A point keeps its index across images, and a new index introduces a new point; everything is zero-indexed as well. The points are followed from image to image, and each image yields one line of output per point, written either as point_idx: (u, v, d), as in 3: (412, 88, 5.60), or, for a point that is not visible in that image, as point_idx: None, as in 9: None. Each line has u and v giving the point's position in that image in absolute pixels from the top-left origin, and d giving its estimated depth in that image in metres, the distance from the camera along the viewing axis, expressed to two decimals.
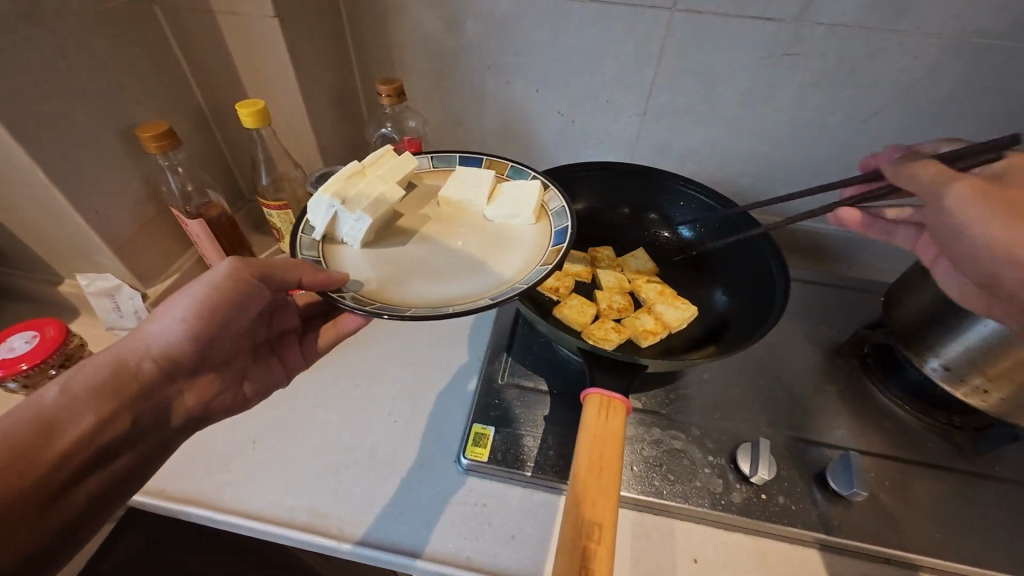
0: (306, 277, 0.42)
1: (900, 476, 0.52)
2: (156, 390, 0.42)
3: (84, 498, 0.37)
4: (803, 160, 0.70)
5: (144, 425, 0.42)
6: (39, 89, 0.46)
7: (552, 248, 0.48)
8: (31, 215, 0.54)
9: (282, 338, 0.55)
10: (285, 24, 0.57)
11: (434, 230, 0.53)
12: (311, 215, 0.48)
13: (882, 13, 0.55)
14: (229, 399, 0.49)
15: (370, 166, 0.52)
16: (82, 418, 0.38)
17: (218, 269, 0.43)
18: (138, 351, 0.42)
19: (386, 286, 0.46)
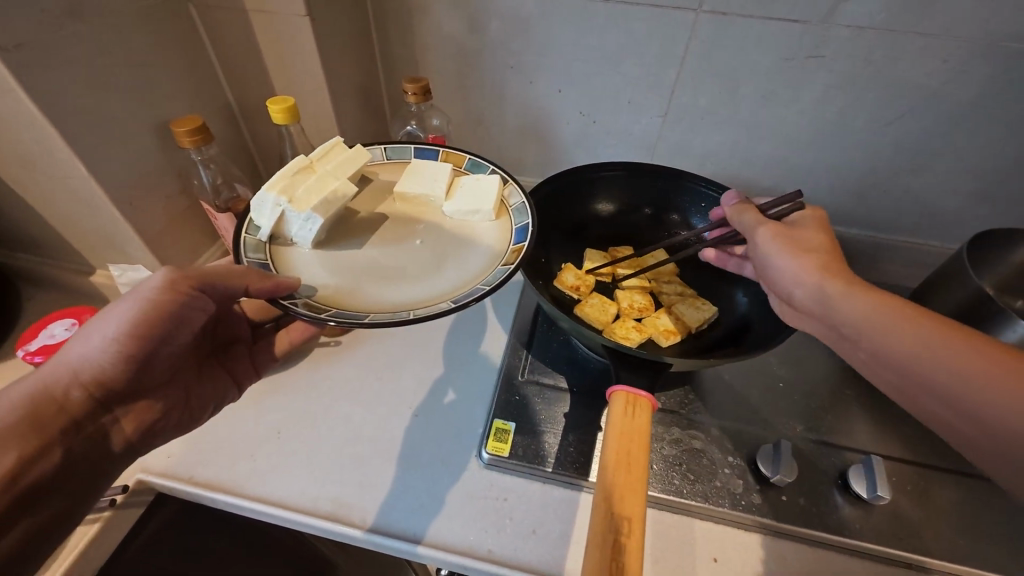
0: (253, 283, 0.42)
1: (921, 481, 0.52)
2: (89, 418, 0.42)
3: (17, 537, 0.38)
4: (825, 162, 0.70)
5: (77, 457, 0.41)
6: (80, 84, 0.47)
7: (513, 247, 0.50)
8: (68, 207, 0.55)
9: (228, 347, 0.56)
10: (315, 22, 0.58)
11: (390, 227, 0.54)
12: (254, 215, 0.49)
13: (910, 16, 0.55)
14: (178, 420, 0.48)
15: (318, 161, 0.52)
16: (5, 457, 0.37)
17: (150, 282, 0.44)
18: (65, 378, 0.41)
19: (344, 288, 0.47)
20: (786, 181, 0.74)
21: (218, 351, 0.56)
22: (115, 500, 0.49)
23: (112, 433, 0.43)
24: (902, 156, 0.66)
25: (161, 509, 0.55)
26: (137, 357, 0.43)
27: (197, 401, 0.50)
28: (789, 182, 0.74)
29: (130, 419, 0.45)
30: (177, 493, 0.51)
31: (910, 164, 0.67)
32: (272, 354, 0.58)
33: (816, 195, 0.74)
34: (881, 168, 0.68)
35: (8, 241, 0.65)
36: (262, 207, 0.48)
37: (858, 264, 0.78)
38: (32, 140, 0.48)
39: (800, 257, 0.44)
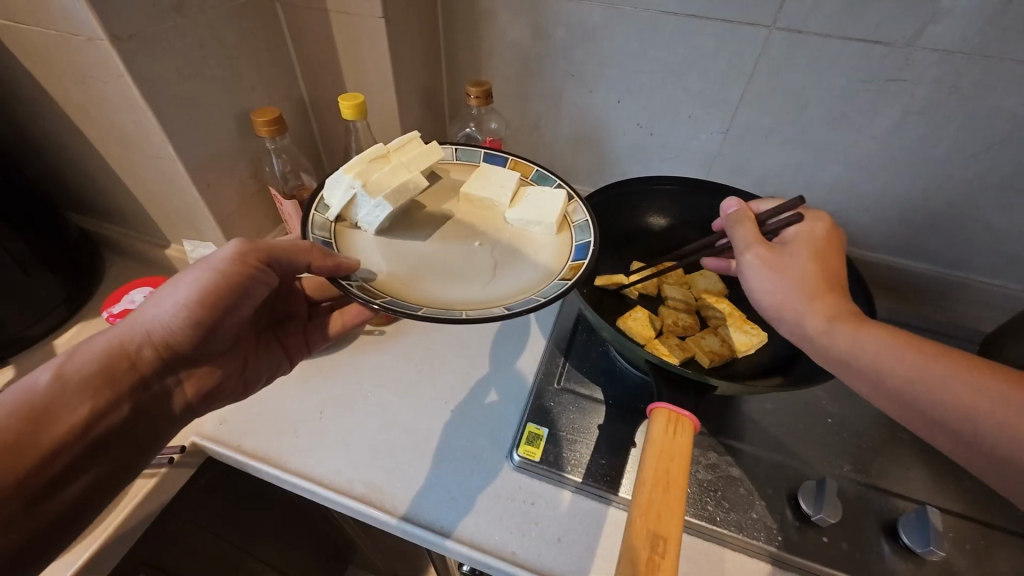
0: (314, 261, 0.44)
1: (982, 541, 0.48)
2: (154, 378, 0.45)
3: (82, 485, 0.40)
4: (896, 192, 0.66)
5: (141, 414, 0.44)
6: (177, 73, 0.51)
7: (572, 264, 0.50)
8: (155, 185, 0.60)
9: (287, 322, 0.60)
10: (390, 24, 0.61)
11: (453, 227, 0.56)
12: (326, 195, 0.51)
13: (1008, 42, 0.51)
14: (233, 386, 0.52)
15: (393, 153, 0.55)
16: (78, 407, 0.40)
17: (222, 252, 0.46)
18: (138, 337, 0.44)
19: (398, 277, 0.49)
20: (851, 208, 0.70)
21: (276, 326, 0.59)
22: (172, 459, 0.53)
23: (176, 394, 0.47)
24: (988, 190, 0.62)
25: (210, 473, 0.59)
26: (204, 324, 0.46)
27: (252, 371, 0.54)
28: (853, 210, 0.70)
29: (191, 383, 0.48)
30: (226, 459, 0.55)
31: (994, 199, 0.62)
32: (324, 331, 0.61)
33: (883, 226, 0.70)
34: (958, 203, 0.64)
35: (99, 212, 0.71)
36: (337, 186, 0.51)
37: (923, 302, 0.74)
38: (132, 121, 0.52)
39: (790, 287, 0.41)
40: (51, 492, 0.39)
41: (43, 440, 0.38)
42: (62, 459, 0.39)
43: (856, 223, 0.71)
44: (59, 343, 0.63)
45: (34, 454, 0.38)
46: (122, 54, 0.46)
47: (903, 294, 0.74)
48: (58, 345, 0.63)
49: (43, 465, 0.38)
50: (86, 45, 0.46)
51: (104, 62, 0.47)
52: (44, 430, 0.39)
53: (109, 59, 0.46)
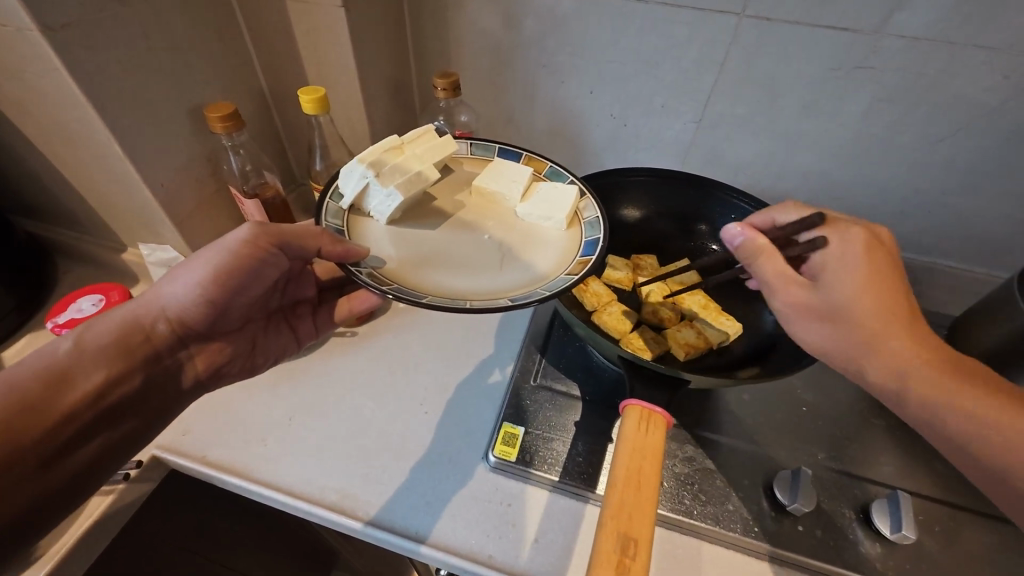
0: (325, 246, 0.43)
1: (949, 522, 0.49)
2: (167, 352, 0.46)
3: (88, 456, 0.40)
4: (865, 180, 0.67)
5: (152, 387, 0.45)
6: (120, 66, 0.48)
7: (580, 258, 0.48)
8: (104, 186, 0.57)
9: (295, 308, 0.58)
10: (351, 13, 0.59)
11: (463, 219, 0.54)
12: (340, 183, 0.50)
13: (969, 28, 0.51)
14: (242, 365, 0.53)
15: (407, 144, 0.54)
16: (92, 376, 0.41)
17: (235, 234, 0.46)
18: (153, 311, 0.45)
19: (407, 266, 0.48)
20: (822, 196, 0.71)
21: (286, 310, 0.58)
22: (129, 474, 0.51)
23: (188, 369, 0.48)
24: (952, 176, 0.63)
25: (173, 485, 0.56)
26: (216, 303, 0.47)
27: (261, 351, 0.55)
28: (825, 197, 0.71)
29: (202, 359, 0.49)
30: (188, 470, 0.53)
31: (958, 185, 0.63)
32: (331, 316, 0.60)
33: (854, 214, 0.71)
34: (925, 189, 0.65)
35: (49, 215, 0.67)
36: (350, 176, 0.50)
37: None
38: (74, 118, 0.49)
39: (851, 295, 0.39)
40: (66, 454, 0.39)
41: (56, 405, 0.39)
42: (75, 426, 0.39)
43: (829, 211, 0.72)
44: (6, 355, 0.60)
45: (50, 416, 0.38)
46: (56, 45, 0.43)
47: None
48: (6, 357, 0.60)
49: (57, 429, 0.38)
50: (16, 36, 0.43)
51: (36, 54, 0.44)
52: (58, 396, 0.39)
53: (41, 51, 0.43)
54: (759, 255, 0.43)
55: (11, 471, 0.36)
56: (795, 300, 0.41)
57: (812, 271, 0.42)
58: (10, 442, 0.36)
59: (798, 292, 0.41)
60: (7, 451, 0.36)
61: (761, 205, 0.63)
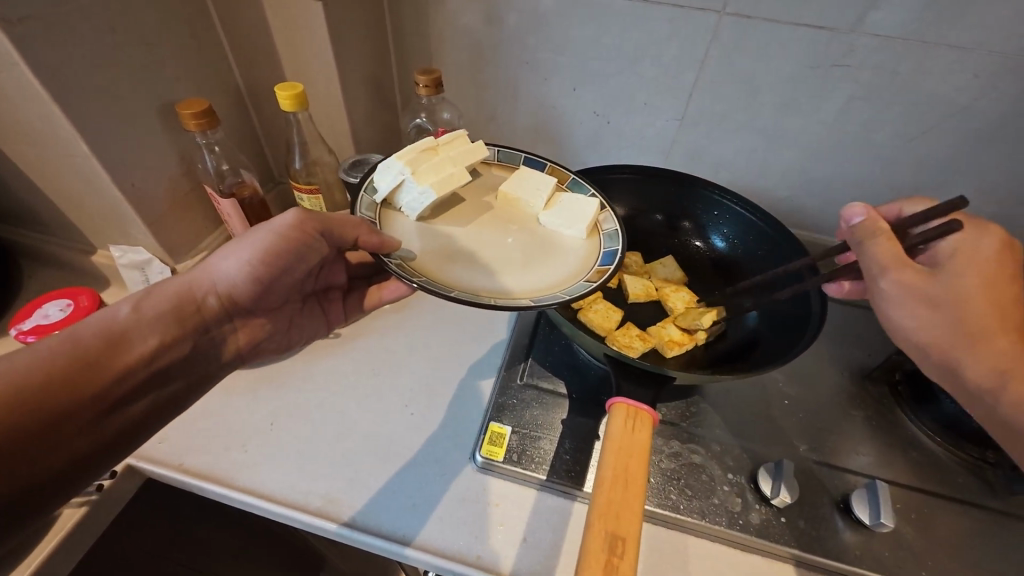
0: (362, 237, 0.45)
1: (926, 509, 0.50)
2: (214, 325, 0.45)
3: (138, 413, 0.38)
4: (843, 176, 0.68)
5: (198, 357, 0.44)
6: (85, 62, 0.46)
7: (598, 268, 0.49)
8: (73, 186, 0.55)
9: (327, 293, 0.58)
10: (329, 8, 0.57)
11: (488, 220, 0.54)
12: (377, 177, 0.51)
13: (944, 27, 0.53)
14: (276, 342, 0.54)
15: (442, 146, 0.54)
16: (149, 339, 0.39)
17: (283, 218, 0.47)
18: (205, 285, 0.44)
19: (432, 258, 0.49)
20: (801, 192, 0.72)
21: (318, 294, 0.58)
22: (102, 485, 0.49)
23: (232, 342, 0.47)
24: (925, 172, 0.65)
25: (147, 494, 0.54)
26: (264, 281, 0.47)
27: (295, 331, 0.55)
28: (804, 193, 0.72)
29: (245, 332, 0.48)
30: (166, 480, 0.51)
31: (932, 180, 0.65)
32: (362, 303, 0.61)
33: (832, 210, 0.72)
34: (901, 184, 0.66)
35: (11, 217, 0.64)
36: (387, 171, 0.50)
37: None
38: (36, 115, 0.47)
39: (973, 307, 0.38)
40: (116, 411, 0.37)
41: (113, 364, 0.37)
42: (130, 383, 0.38)
43: (808, 207, 0.73)
44: None
45: (107, 373, 0.36)
46: (14, 39, 0.41)
47: None
48: None
49: (113, 386, 0.37)
50: None
51: None
52: (115, 355, 0.37)
53: None
54: (876, 235, 0.42)
55: (68, 423, 0.34)
56: (906, 281, 0.39)
57: (935, 259, 0.41)
58: (70, 394, 0.34)
59: (913, 275, 0.39)
60: (63, 404, 0.34)
61: (745, 203, 0.65)
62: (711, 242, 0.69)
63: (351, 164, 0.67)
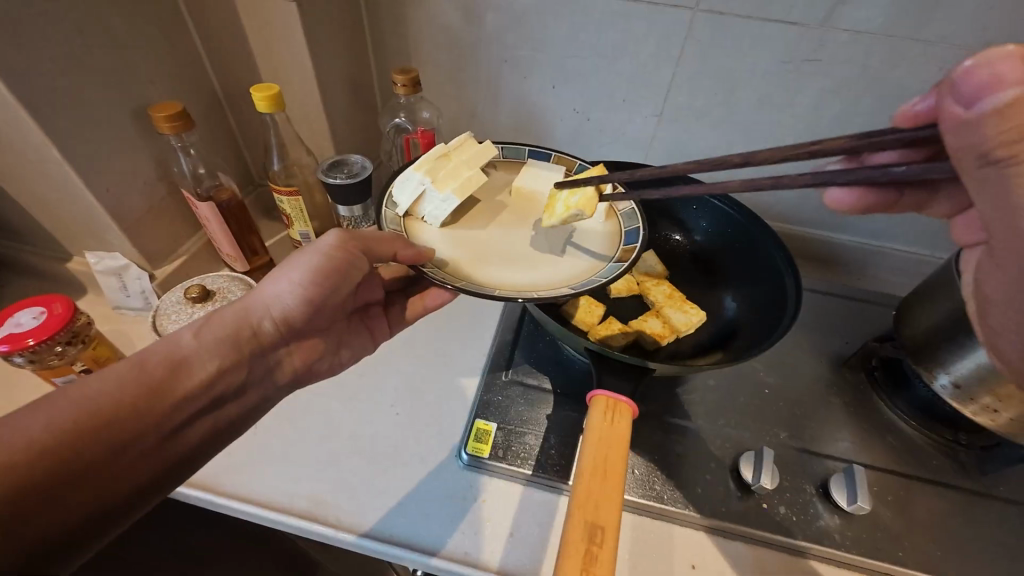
0: (399, 249, 0.45)
1: (902, 491, 0.52)
2: (269, 349, 0.46)
3: (197, 437, 0.39)
4: (819, 167, 0.69)
5: (253, 380, 0.44)
6: (53, 65, 0.45)
7: (625, 247, 0.50)
8: (45, 192, 0.54)
9: (368, 310, 0.57)
10: (304, 8, 0.57)
11: (510, 217, 0.55)
12: (396, 192, 0.51)
13: (909, 21, 0.54)
14: (330, 363, 0.53)
15: (453, 151, 0.53)
16: (208, 364, 0.40)
17: (327, 239, 0.47)
18: (260, 310, 0.45)
19: (467, 262, 0.49)
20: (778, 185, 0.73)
21: (361, 312, 0.57)
22: None
23: (287, 365, 0.47)
24: None
25: None
26: (315, 303, 0.47)
27: (345, 350, 0.54)
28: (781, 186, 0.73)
29: (298, 355, 0.49)
30: None
31: None
32: (403, 315, 0.60)
33: (809, 201, 0.74)
34: None
35: None
36: (407, 183, 0.51)
37: (849, 271, 0.78)
38: (5, 122, 0.46)
39: None
40: (178, 435, 0.38)
41: (177, 390, 0.38)
42: (193, 408, 0.39)
43: (785, 199, 0.74)
44: None
45: (172, 398, 0.37)
46: None
47: (831, 265, 0.78)
48: None
49: (177, 411, 0.38)
50: None
51: None
52: (178, 381, 0.38)
53: None
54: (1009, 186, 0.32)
55: (132, 448, 0.35)
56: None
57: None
58: (137, 421, 0.35)
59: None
60: (133, 429, 0.35)
61: (722, 197, 0.67)
62: (690, 235, 0.70)
63: (330, 164, 0.65)
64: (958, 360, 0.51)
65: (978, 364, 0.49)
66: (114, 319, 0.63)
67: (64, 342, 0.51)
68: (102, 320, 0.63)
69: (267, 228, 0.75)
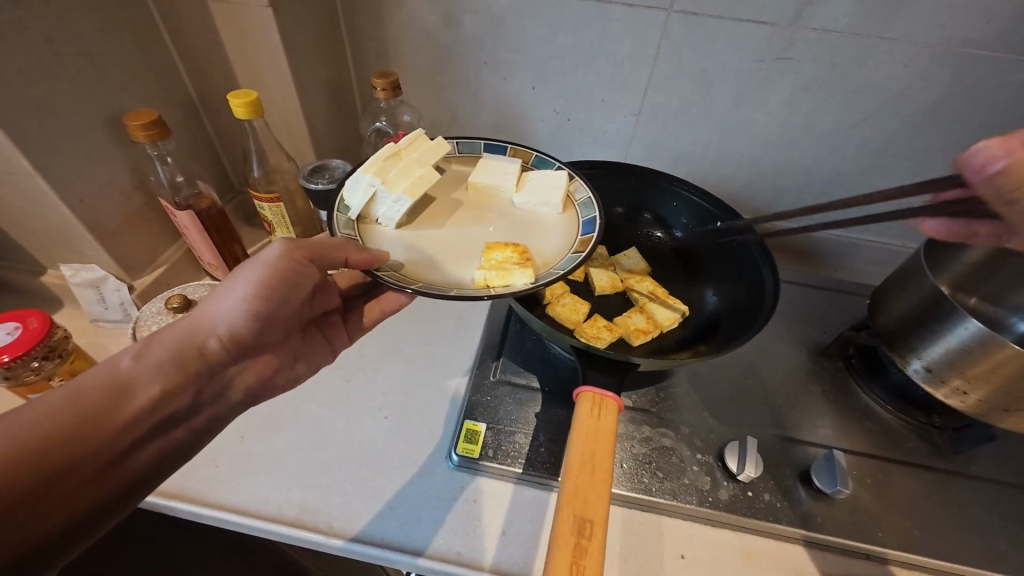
0: (350, 255, 0.44)
1: (880, 474, 0.53)
2: (218, 367, 0.43)
3: (142, 463, 0.38)
4: (794, 162, 0.71)
5: (205, 399, 0.42)
6: (21, 74, 0.44)
7: (581, 238, 0.51)
8: (15, 205, 0.53)
9: (327, 318, 0.55)
10: (279, 13, 0.56)
11: (465, 215, 0.55)
12: (346, 196, 0.50)
13: (873, 20, 0.56)
14: (290, 375, 0.50)
15: (404, 150, 0.53)
16: (148, 389, 0.38)
17: (270, 252, 0.44)
18: (205, 327, 0.42)
19: (422, 263, 0.49)
20: (756, 181, 0.75)
21: (317, 322, 0.54)
22: None
23: (242, 383, 0.44)
24: (866, 157, 0.69)
25: None
26: (264, 317, 0.44)
27: (304, 362, 0.52)
28: (758, 182, 0.75)
29: (254, 370, 0.46)
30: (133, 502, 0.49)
31: (871, 164, 0.69)
32: (361, 322, 0.58)
33: (785, 195, 0.75)
34: (845, 168, 0.70)
35: None
36: (355, 187, 0.49)
37: (826, 263, 0.80)
38: None
39: None
40: (120, 463, 0.36)
41: (114, 418, 0.36)
42: (133, 436, 0.37)
43: (762, 194, 0.76)
44: None
45: (107, 429, 0.36)
46: None
47: (808, 257, 0.80)
48: None
49: (115, 441, 0.36)
50: None
51: None
52: (115, 409, 0.36)
53: None
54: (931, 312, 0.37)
55: (63, 483, 0.33)
56: None
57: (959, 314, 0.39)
58: (68, 454, 0.34)
59: None
60: (65, 463, 0.34)
61: (700, 193, 0.67)
62: (671, 232, 0.71)
63: (311, 169, 0.65)
64: (930, 346, 0.53)
65: (947, 349, 0.51)
66: (92, 332, 0.62)
67: (40, 357, 0.50)
68: (79, 333, 0.62)
69: (248, 236, 0.74)
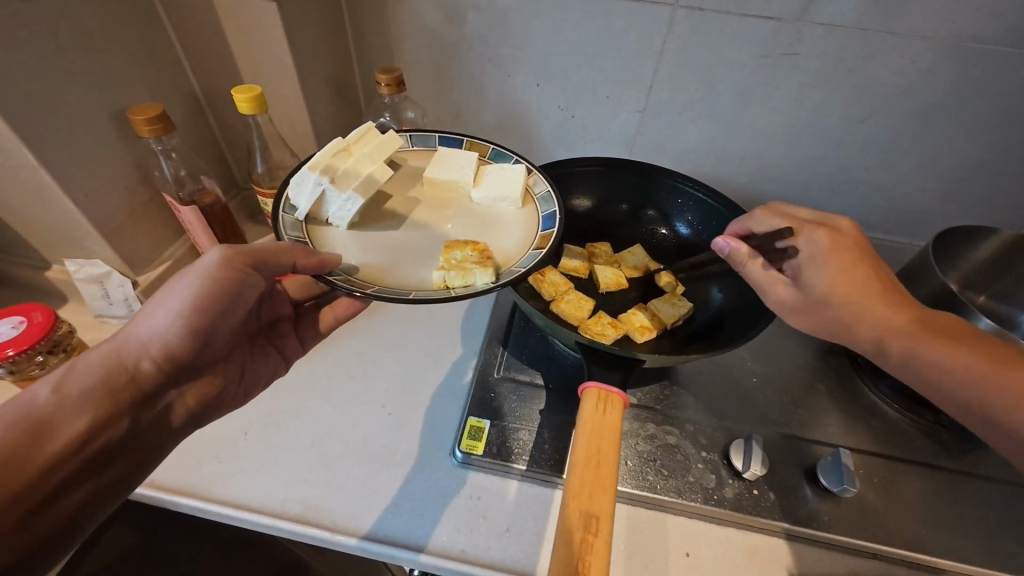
0: (298, 259, 0.42)
1: (887, 473, 0.53)
2: (154, 392, 0.42)
3: (75, 501, 0.36)
4: (800, 159, 0.71)
5: (143, 427, 0.41)
6: (26, 68, 0.44)
7: (542, 233, 0.50)
8: (20, 199, 0.53)
9: (276, 327, 0.55)
10: (283, 8, 0.56)
11: (420, 213, 0.54)
12: (292, 194, 0.48)
13: (880, 15, 0.55)
14: (235, 392, 0.49)
15: (354, 144, 0.52)
16: (76, 421, 0.37)
17: (208, 259, 0.43)
18: (136, 350, 0.41)
19: (377, 266, 0.48)
20: (762, 178, 0.74)
21: (267, 331, 0.55)
22: None
23: (181, 407, 0.43)
24: (873, 153, 0.68)
25: None
26: (202, 333, 0.43)
27: (252, 375, 0.51)
28: (764, 178, 0.74)
29: (194, 394, 0.45)
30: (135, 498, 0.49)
31: (877, 161, 0.69)
32: (317, 329, 0.57)
33: (791, 192, 0.75)
34: (852, 165, 0.70)
35: None
36: (302, 185, 0.48)
37: None
38: None
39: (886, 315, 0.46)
40: (49, 505, 0.35)
41: (38, 456, 0.35)
42: (60, 474, 0.35)
43: (768, 191, 0.76)
44: None
45: (30, 469, 0.34)
46: None
47: None
48: None
49: (40, 481, 0.35)
50: None
51: None
52: (40, 446, 0.35)
53: None
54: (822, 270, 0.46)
55: None
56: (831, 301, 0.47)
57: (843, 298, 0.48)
58: None
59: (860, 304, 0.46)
60: None
61: (706, 189, 0.67)
62: (676, 229, 0.71)
63: None
64: None
65: None
66: (96, 327, 0.62)
67: (44, 351, 0.50)
68: (83, 329, 0.62)
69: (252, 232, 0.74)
